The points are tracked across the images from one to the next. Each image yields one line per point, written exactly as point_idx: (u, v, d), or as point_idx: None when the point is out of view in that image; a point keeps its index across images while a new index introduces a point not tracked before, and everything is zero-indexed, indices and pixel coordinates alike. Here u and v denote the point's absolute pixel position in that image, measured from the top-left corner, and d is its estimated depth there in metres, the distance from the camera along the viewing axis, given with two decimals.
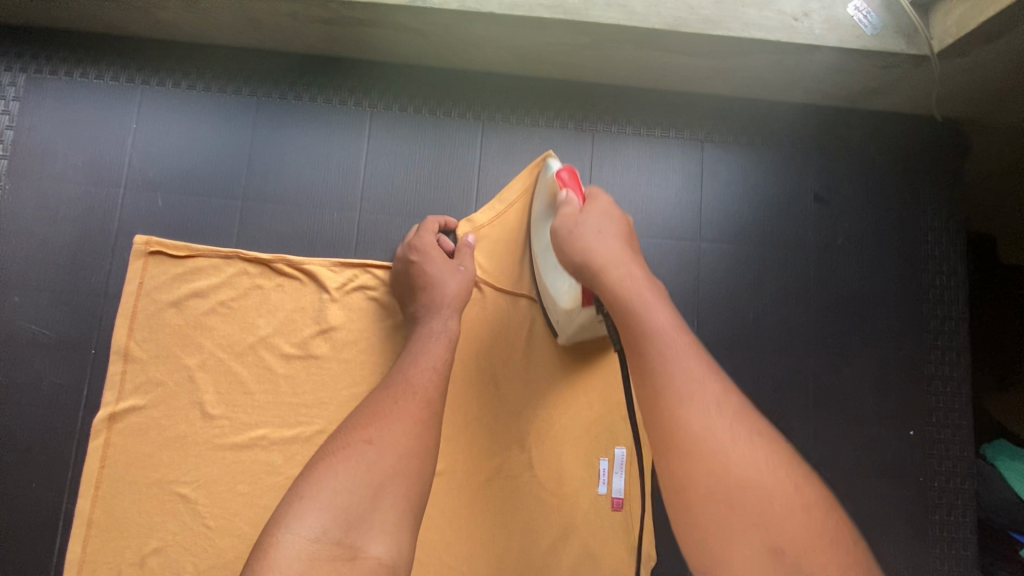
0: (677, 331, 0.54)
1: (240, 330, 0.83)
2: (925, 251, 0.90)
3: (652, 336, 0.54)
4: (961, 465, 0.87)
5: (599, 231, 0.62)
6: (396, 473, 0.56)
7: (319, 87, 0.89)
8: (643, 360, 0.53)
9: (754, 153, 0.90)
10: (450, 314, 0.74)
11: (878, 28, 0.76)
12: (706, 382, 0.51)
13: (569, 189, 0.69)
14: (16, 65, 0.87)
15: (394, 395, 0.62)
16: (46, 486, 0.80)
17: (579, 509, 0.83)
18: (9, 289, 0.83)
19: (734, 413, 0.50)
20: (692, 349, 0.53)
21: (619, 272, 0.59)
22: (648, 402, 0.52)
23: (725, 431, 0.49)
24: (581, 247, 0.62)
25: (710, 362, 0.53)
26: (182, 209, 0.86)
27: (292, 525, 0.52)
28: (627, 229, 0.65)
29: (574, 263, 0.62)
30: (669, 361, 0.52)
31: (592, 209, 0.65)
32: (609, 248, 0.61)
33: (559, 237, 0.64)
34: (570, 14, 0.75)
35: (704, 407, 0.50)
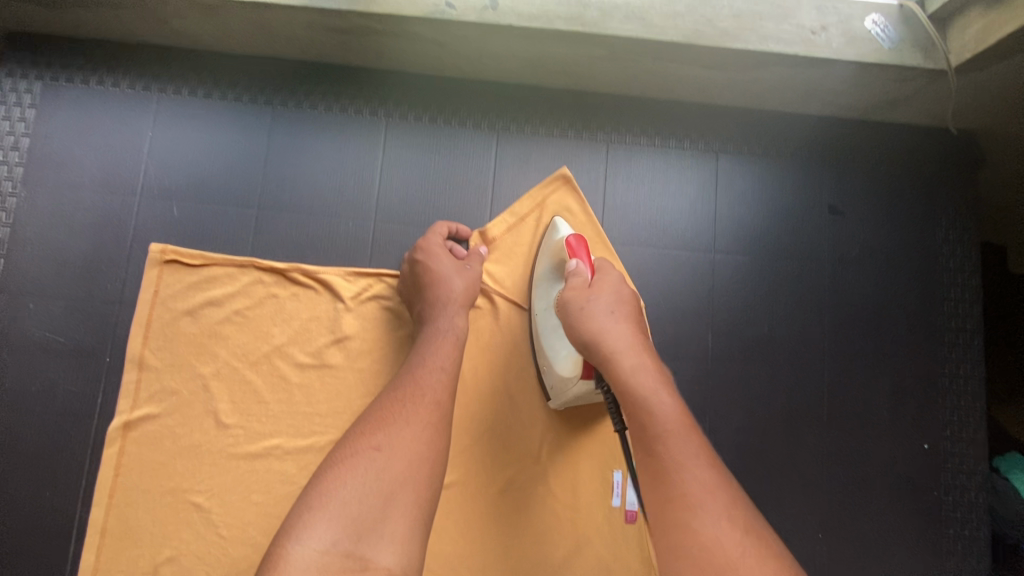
0: (683, 423, 0.57)
1: (255, 339, 0.83)
2: (940, 264, 0.90)
3: (659, 427, 0.57)
4: (975, 479, 0.86)
5: (610, 312, 0.66)
6: (406, 479, 0.57)
7: (335, 96, 0.89)
8: (652, 454, 0.56)
9: (768, 164, 0.91)
10: (457, 310, 0.75)
11: (895, 42, 0.76)
12: (711, 481, 0.54)
13: (580, 257, 0.72)
14: (32, 73, 0.87)
15: (402, 400, 0.63)
16: (60, 494, 0.80)
17: (593, 520, 0.82)
18: (24, 296, 0.83)
19: (738, 516, 0.52)
20: (697, 443, 0.56)
21: (629, 358, 0.62)
22: (656, 499, 0.55)
23: (728, 538, 0.50)
24: (592, 328, 0.64)
25: (715, 458, 0.56)
26: (197, 217, 0.86)
27: (302, 537, 0.52)
28: (635, 308, 0.68)
29: (583, 343, 0.65)
30: (677, 458, 0.55)
31: (602, 286, 0.68)
32: (618, 330, 0.64)
33: (569, 312, 0.68)
34: (588, 26, 0.75)
35: (710, 511, 0.52)
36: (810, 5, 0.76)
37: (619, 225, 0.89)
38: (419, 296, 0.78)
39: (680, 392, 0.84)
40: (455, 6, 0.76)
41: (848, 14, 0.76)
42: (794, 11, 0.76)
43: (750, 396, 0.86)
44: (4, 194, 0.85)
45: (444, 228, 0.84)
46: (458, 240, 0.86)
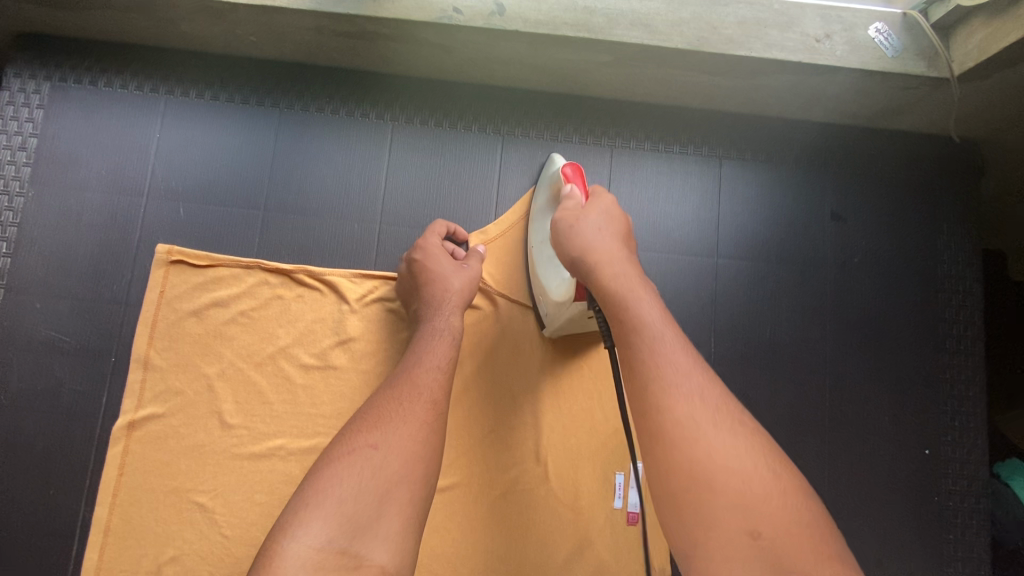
0: (663, 320, 0.57)
1: (260, 340, 0.83)
2: (941, 271, 0.90)
3: (641, 324, 0.56)
4: (976, 485, 0.86)
5: (597, 228, 0.64)
6: (401, 478, 0.58)
7: (342, 99, 0.90)
8: (634, 351, 0.55)
9: (771, 171, 0.91)
10: (454, 310, 0.75)
11: (898, 50, 0.77)
12: (690, 369, 0.54)
13: (575, 184, 0.72)
14: (41, 74, 0.88)
15: (398, 398, 0.63)
16: (64, 492, 0.80)
17: (595, 523, 0.83)
18: (31, 296, 0.84)
19: (715, 398, 0.52)
20: (677, 338, 0.56)
21: (614, 266, 0.61)
22: (634, 389, 0.54)
23: (707, 415, 0.51)
24: (579, 243, 0.63)
25: (695, 353, 0.56)
26: (204, 218, 0.87)
27: (297, 535, 0.53)
28: (625, 228, 0.67)
29: (570, 257, 0.64)
30: (656, 350, 0.54)
31: (591, 206, 0.67)
32: (604, 242, 0.63)
33: (559, 230, 0.66)
34: (594, 32, 0.76)
35: (689, 393, 0.52)
36: (814, 13, 0.77)
37: None
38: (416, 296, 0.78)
39: None
40: (462, 12, 0.76)
41: (852, 22, 0.77)
42: (799, 19, 0.77)
43: (752, 400, 0.86)
44: (12, 194, 0.85)
45: (440, 227, 0.84)
46: (455, 240, 0.86)
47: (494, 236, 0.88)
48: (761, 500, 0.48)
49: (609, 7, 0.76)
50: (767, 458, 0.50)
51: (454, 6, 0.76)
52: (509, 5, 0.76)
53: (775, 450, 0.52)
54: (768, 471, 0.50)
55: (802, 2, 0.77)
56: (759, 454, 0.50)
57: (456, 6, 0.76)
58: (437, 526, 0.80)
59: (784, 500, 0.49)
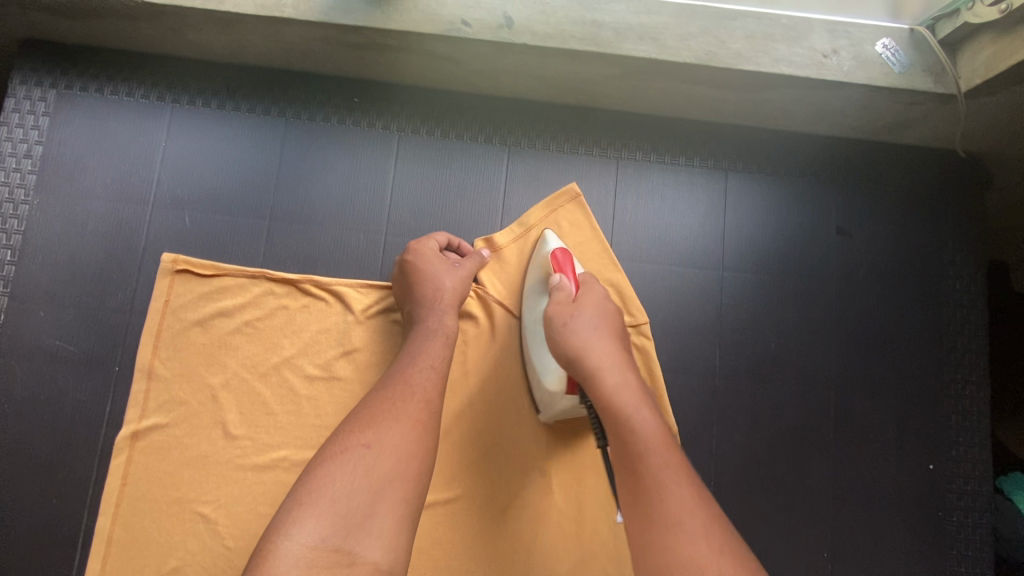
0: (664, 442, 0.59)
1: (265, 350, 0.83)
2: (946, 286, 0.90)
3: (642, 446, 0.59)
4: (980, 500, 0.86)
5: (592, 329, 0.67)
6: (394, 476, 0.60)
7: (348, 109, 0.90)
8: (636, 477, 0.58)
9: (776, 184, 0.91)
10: (447, 310, 0.76)
11: (906, 66, 0.77)
12: (691, 501, 0.56)
13: (565, 273, 0.73)
14: (46, 81, 0.88)
15: (392, 397, 0.65)
16: (66, 502, 0.80)
17: (599, 536, 0.82)
18: (35, 304, 0.83)
19: (718, 534, 0.54)
20: (677, 463, 0.58)
21: (612, 374, 0.64)
22: (637, 516, 0.57)
23: (712, 557, 0.53)
24: (576, 344, 0.66)
25: (695, 479, 0.58)
26: (209, 228, 0.87)
27: (292, 533, 0.55)
28: (618, 326, 0.70)
29: (566, 359, 0.67)
30: (659, 479, 0.57)
31: (585, 303, 0.69)
32: (601, 346, 0.66)
33: (553, 328, 0.69)
34: (602, 46, 0.76)
35: (692, 531, 0.54)
36: (822, 28, 0.77)
37: (628, 240, 0.89)
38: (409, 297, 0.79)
39: (686, 408, 0.85)
40: (471, 24, 0.76)
41: (859, 38, 0.77)
42: (806, 34, 0.77)
43: (756, 413, 0.86)
44: (16, 202, 0.85)
45: (444, 240, 0.84)
46: (456, 252, 0.85)
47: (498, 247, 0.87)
48: None
49: (617, 21, 0.77)
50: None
51: (462, 18, 0.76)
52: (518, 18, 0.76)
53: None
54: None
55: (810, 17, 0.77)
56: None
57: (465, 18, 0.76)
58: (440, 538, 0.80)
59: None
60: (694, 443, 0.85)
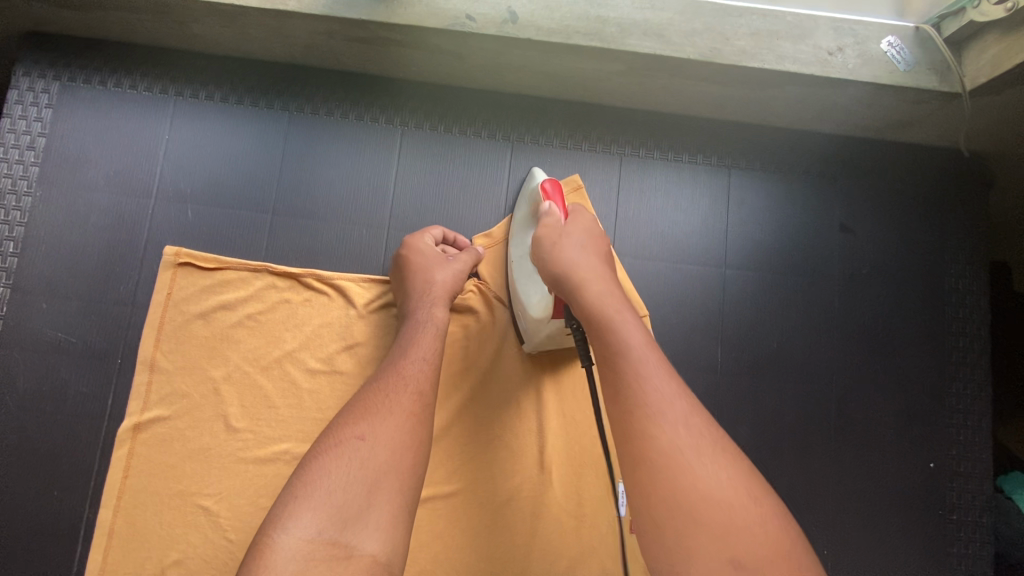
0: (647, 342, 0.58)
1: (267, 343, 0.83)
2: (948, 284, 0.91)
3: (623, 343, 0.57)
4: (980, 499, 0.86)
5: (578, 247, 0.67)
6: (389, 469, 0.60)
7: (351, 103, 0.90)
8: (615, 372, 0.57)
9: (779, 182, 0.91)
10: (437, 303, 0.76)
11: (911, 64, 0.77)
12: (673, 393, 0.55)
13: (554, 201, 0.73)
14: (49, 74, 0.88)
15: (385, 390, 0.65)
16: (68, 493, 0.80)
17: (599, 531, 0.82)
18: (37, 295, 0.83)
19: (698, 423, 0.54)
20: (659, 359, 0.57)
21: (596, 285, 0.63)
22: (617, 412, 0.56)
23: (691, 443, 0.52)
24: (562, 259, 0.66)
25: (677, 377, 0.57)
26: (211, 220, 0.87)
27: (289, 527, 0.55)
28: (605, 248, 0.70)
29: (552, 275, 0.66)
30: (638, 372, 0.56)
31: (574, 226, 0.70)
32: (586, 261, 0.66)
33: (541, 247, 0.69)
34: (606, 42, 0.76)
35: (671, 418, 0.53)
36: (827, 26, 0.77)
37: (630, 237, 0.89)
38: (403, 292, 0.80)
39: None
40: (475, 19, 0.76)
41: (865, 35, 0.77)
42: (811, 31, 0.77)
43: (756, 411, 0.86)
44: (19, 194, 0.85)
45: (437, 235, 0.84)
46: (451, 246, 0.86)
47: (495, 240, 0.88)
48: (745, 527, 0.49)
49: (621, 17, 0.76)
50: (747, 482, 0.52)
51: (467, 13, 0.76)
52: (522, 12, 0.76)
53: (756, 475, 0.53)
54: (751, 498, 0.51)
55: (815, 14, 0.77)
56: (741, 478, 0.52)
57: (469, 13, 0.76)
58: (440, 532, 0.80)
59: (765, 528, 0.50)
60: None
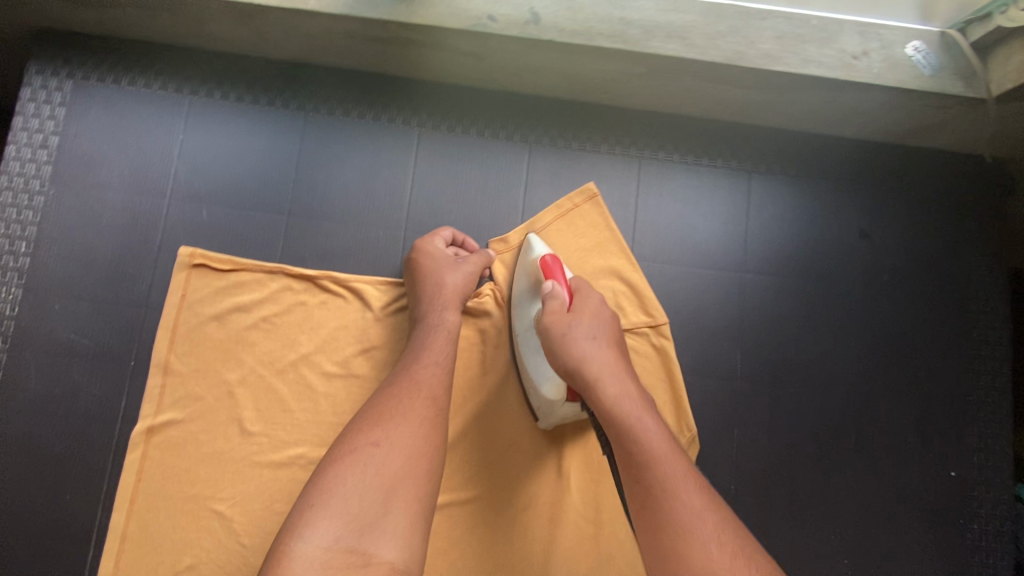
0: (671, 450, 0.59)
1: (283, 346, 0.82)
2: (968, 290, 0.90)
3: (649, 455, 0.58)
4: (1000, 508, 0.86)
5: (591, 339, 0.66)
6: (405, 475, 0.59)
7: (368, 104, 0.89)
8: (643, 485, 0.57)
9: (799, 186, 0.90)
10: (448, 307, 0.76)
11: (936, 68, 0.76)
12: (703, 507, 0.55)
13: (556, 280, 0.72)
14: (63, 71, 0.87)
15: (398, 395, 0.65)
16: (80, 497, 0.79)
17: (617, 538, 0.81)
18: (49, 296, 0.82)
19: (733, 538, 0.54)
20: (685, 467, 0.58)
21: (612, 383, 0.63)
22: (648, 530, 0.55)
23: (727, 564, 0.52)
24: (577, 354, 0.65)
25: (704, 485, 0.58)
26: (225, 222, 0.86)
27: (305, 535, 0.54)
28: (615, 331, 0.69)
29: (568, 371, 0.65)
30: (665, 485, 0.56)
31: (582, 311, 0.69)
32: (600, 354, 0.65)
33: (551, 337, 0.67)
34: (630, 43, 0.75)
35: (704, 538, 0.53)
36: (852, 30, 0.76)
37: (649, 242, 0.88)
38: (414, 294, 0.79)
39: (706, 411, 0.85)
40: (497, 20, 0.75)
41: (890, 40, 0.76)
42: (836, 35, 0.76)
43: (775, 417, 0.86)
44: (31, 193, 0.84)
45: (445, 237, 0.83)
46: (461, 249, 0.85)
47: (503, 248, 0.87)
48: None
49: (645, 19, 0.76)
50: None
51: (488, 13, 0.75)
52: (545, 13, 0.75)
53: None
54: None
55: (840, 17, 0.76)
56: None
57: (491, 13, 0.75)
58: (458, 539, 0.79)
59: None
60: (714, 446, 0.84)
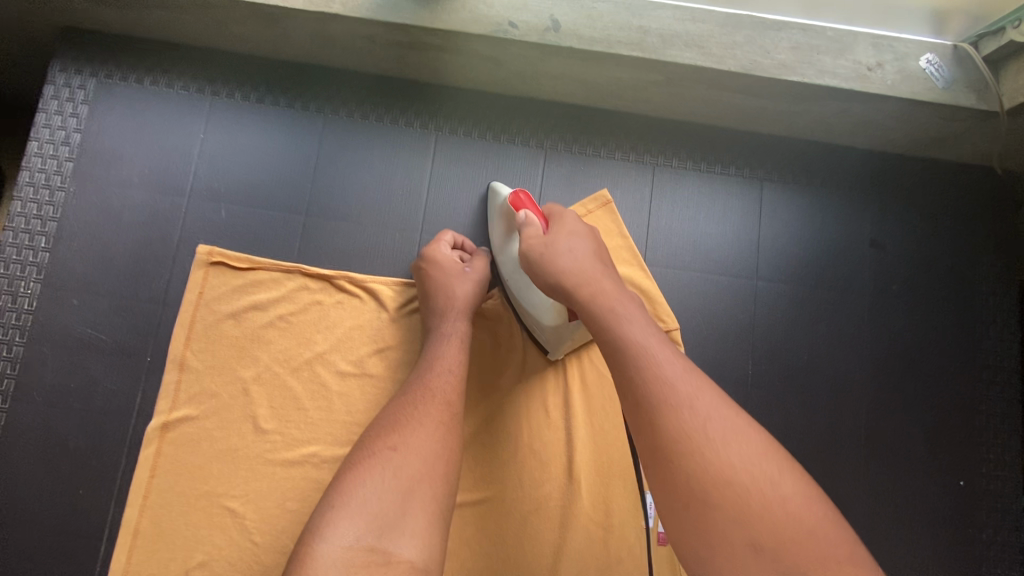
0: (649, 333, 0.58)
1: (298, 345, 0.83)
2: (979, 300, 0.91)
3: (623, 343, 0.58)
4: (1010, 518, 0.86)
5: (569, 251, 0.67)
6: (422, 477, 0.59)
7: (386, 106, 0.90)
8: (623, 371, 0.57)
9: (811, 195, 0.91)
10: (459, 315, 0.76)
11: (949, 81, 0.77)
12: (679, 378, 0.54)
13: (528, 210, 0.72)
14: (87, 70, 0.88)
15: (414, 402, 0.65)
16: (93, 491, 0.79)
17: (627, 542, 0.81)
18: (68, 291, 0.83)
19: (710, 403, 0.53)
20: (660, 346, 0.57)
21: (590, 284, 0.63)
22: (630, 411, 0.56)
23: (703, 430, 0.52)
24: (555, 266, 0.65)
25: (686, 361, 0.57)
26: (244, 220, 0.86)
27: (327, 535, 0.55)
28: (596, 245, 0.69)
29: (549, 283, 0.66)
30: (643, 364, 0.56)
31: (558, 232, 0.69)
32: (579, 264, 0.65)
33: (530, 259, 0.68)
34: (648, 51, 0.76)
35: (680, 407, 0.53)
36: (867, 42, 0.77)
37: (662, 247, 0.89)
38: (426, 303, 0.79)
39: None
40: (518, 26, 0.76)
41: (904, 52, 0.77)
42: (851, 47, 0.77)
43: (786, 423, 0.86)
44: (53, 188, 0.85)
45: (450, 239, 0.83)
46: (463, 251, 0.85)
47: None
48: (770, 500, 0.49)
49: (664, 27, 0.77)
50: (758, 445, 0.52)
51: (510, 20, 0.76)
52: (565, 21, 0.76)
53: (776, 444, 0.53)
54: (773, 472, 0.51)
55: (855, 30, 0.78)
56: (761, 455, 0.51)
57: (512, 20, 0.76)
58: (469, 539, 0.79)
59: (792, 499, 0.50)
60: None
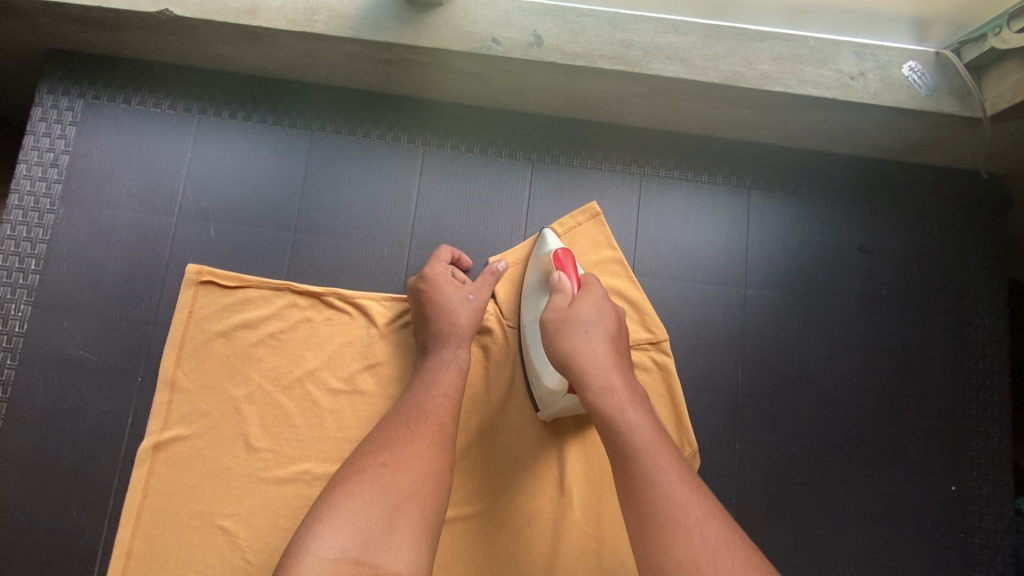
0: (657, 441, 0.59)
1: (288, 362, 0.83)
2: (967, 303, 0.91)
3: (632, 449, 0.58)
4: (1001, 521, 0.86)
5: (587, 334, 0.66)
6: (411, 494, 0.60)
7: (374, 122, 0.90)
8: (631, 474, 0.57)
9: (798, 202, 0.92)
10: (461, 344, 0.76)
11: (932, 89, 0.78)
12: (688, 499, 0.55)
13: (566, 271, 0.73)
14: (74, 91, 0.88)
15: (408, 421, 0.66)
16: (87, 513, 0.79)
17: (619, 552, 0.81)
18: (58, 313, 0.83)
19: (717, 532, 0.53)
20: (669, 460, 0.58)
21: (604, 377, 0.63)
22: (632, 519, 0.56)
23: (706, 553, 0.52)
24: (569, 350, 0.65)
25: (693, 478, 0.57)
26: (232, 238, 0.87)
27: (312, 546, 0.55)
28: (616, 327, 0.69)
29: (561, 364, 0.66)
30: (649, 474, 0.56)
31: (582, 306, 0.68)
32: (595, 349, 0.65)
33: (548, 331, 0.68)
34: (630, 65, 0.77)
35: (686, 529, 0.53)
36: (849, 51, 0.78)
37: (650, 258, 0.89)
38: (424, 324, 0.78)
39: (708, 426, 0.85)
40: (501, 42, 0.77)
41: (886, 60, 0.78)
42: (834, 56, 0.77)
43: (776, 430, 0.86)
44: (42, 211, 0.85)
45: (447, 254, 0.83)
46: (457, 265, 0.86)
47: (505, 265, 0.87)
48: None
49: (646, 41, 0.77)
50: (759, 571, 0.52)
51: (493, 36, 0.77)
52: (548, 36, 0.77)
53: (775, 574, 0.53)
54: None
55: (838, 39, 0.78)
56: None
57: (495, 36, 0.77)
58: (462, 553, 0.79)
59: None
60: (717, 460, 0.85)
